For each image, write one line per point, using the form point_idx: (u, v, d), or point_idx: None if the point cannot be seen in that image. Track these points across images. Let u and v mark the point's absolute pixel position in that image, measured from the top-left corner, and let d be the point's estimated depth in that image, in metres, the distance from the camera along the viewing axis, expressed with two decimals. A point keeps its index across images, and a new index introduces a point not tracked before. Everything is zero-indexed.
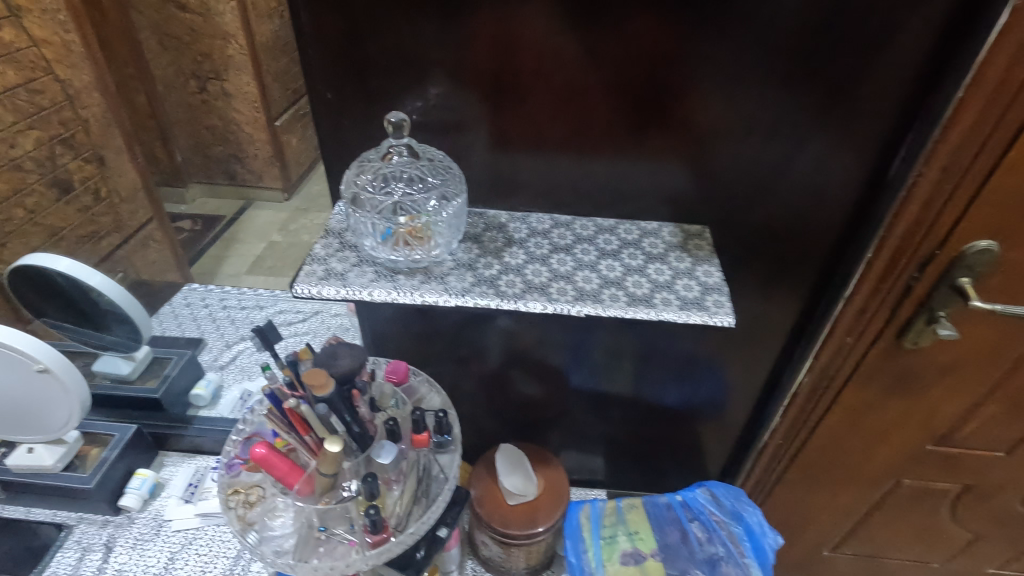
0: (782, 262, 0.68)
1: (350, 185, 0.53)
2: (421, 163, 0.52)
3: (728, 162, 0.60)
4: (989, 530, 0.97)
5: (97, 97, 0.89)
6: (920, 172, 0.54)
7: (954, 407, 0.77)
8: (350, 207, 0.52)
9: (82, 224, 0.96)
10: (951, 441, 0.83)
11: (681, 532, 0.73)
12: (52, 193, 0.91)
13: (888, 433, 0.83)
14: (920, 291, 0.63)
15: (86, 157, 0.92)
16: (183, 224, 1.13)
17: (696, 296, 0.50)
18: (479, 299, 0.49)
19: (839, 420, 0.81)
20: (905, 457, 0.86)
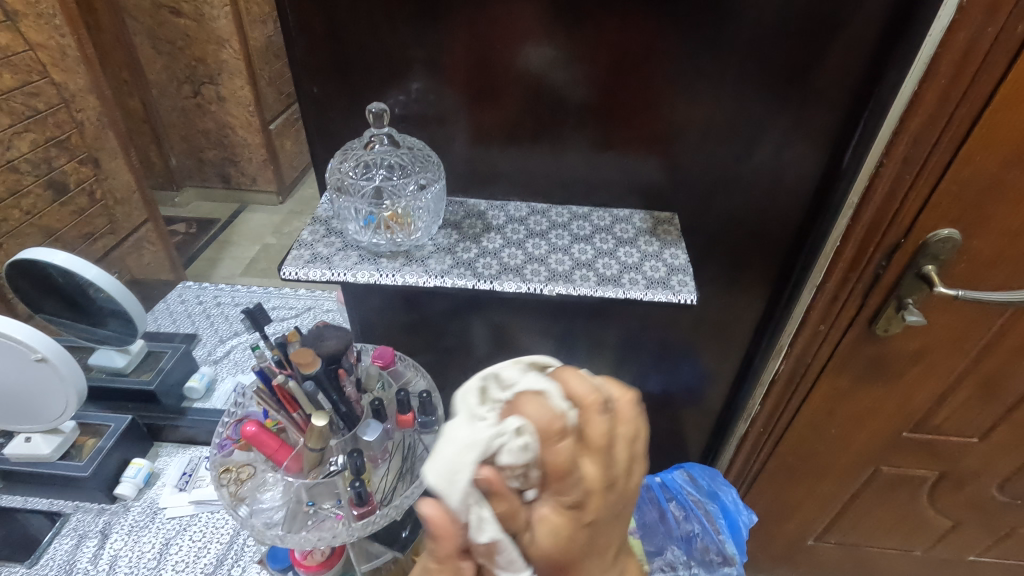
0: (750, 248, 0.71)
1: (334, 173, 0.55)
2: (401, 151, 0.55)
3: (695, 153, 0.64)
4: (967, 516, 0.99)
5: (92, 100, 0.95)
6: (881, 161, 0.58)
7: (926, 393, 0.80)
8: (335, 194, 0.55)
9: (77, 224, 0.99)
10: (925, 428, 0.85)
11: (658, 511, 0.76)
12: (48, 195, 0.93)
13: (864, 420, 0.85)
14: (888, 280, 0.66)
15: (81, 159, 0.96)
16: (177, 227, 1.21)
17: (662, 276, 0.53)
18: (457, 280, 0.52)
19: (815, 406, 0.84)
20: (881, 444, 0.89)
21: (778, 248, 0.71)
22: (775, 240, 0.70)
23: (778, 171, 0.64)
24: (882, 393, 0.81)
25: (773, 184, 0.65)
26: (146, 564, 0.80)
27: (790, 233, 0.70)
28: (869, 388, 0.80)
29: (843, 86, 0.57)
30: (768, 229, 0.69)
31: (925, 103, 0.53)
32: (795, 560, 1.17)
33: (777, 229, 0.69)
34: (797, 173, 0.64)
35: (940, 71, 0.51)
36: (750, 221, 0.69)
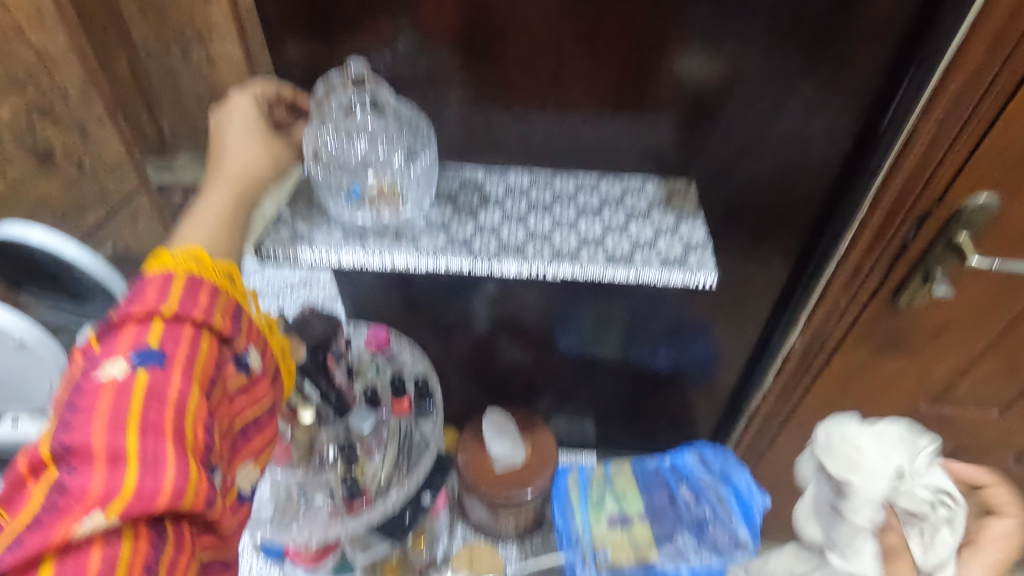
0: (770, 220, 0.66)
1: (313, 137, 0.55)
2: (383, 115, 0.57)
3: (715, 112, 0.57)
4: None
5: (74, 63, 0.96)
6: (919, 120, 0.53)
7: (946, 367, 0.75)
8: (311, 160, 0.54)
9: (67, 195, 1.05)
10: (947, 398, 0.80)
11: (669, 495, 0.73)
12: (32, 164, 0.98)
13: (879, 392, 0.81)
14: (915, 251, 0.62)
15: (67, 126, 1.00)
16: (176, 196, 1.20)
17: (678, 254, 0.48)
18: (452, 260, 0.48)
19: (832, 381, 0.80)
20: (897, 416, 0.83)
21: (802, 220, 0.65)
22: (799, 212, 0.64)
23: (807, 134, 0.58)
24: (901, 368, 0.76)
25: (800, 150, 0.59)
26: None
27: (817, 204, 0.64)
28: (889, 361, 0.75)
29: (888, 37, 0.50)
30: (791, 198, 0.63)
31: (971, 57, 0.49)
32: None
33: (802, 199, 0.63)
34: (827, 138, 0.58)
35: (992, 17, 0.47)
36: (772, 191, 0.63)
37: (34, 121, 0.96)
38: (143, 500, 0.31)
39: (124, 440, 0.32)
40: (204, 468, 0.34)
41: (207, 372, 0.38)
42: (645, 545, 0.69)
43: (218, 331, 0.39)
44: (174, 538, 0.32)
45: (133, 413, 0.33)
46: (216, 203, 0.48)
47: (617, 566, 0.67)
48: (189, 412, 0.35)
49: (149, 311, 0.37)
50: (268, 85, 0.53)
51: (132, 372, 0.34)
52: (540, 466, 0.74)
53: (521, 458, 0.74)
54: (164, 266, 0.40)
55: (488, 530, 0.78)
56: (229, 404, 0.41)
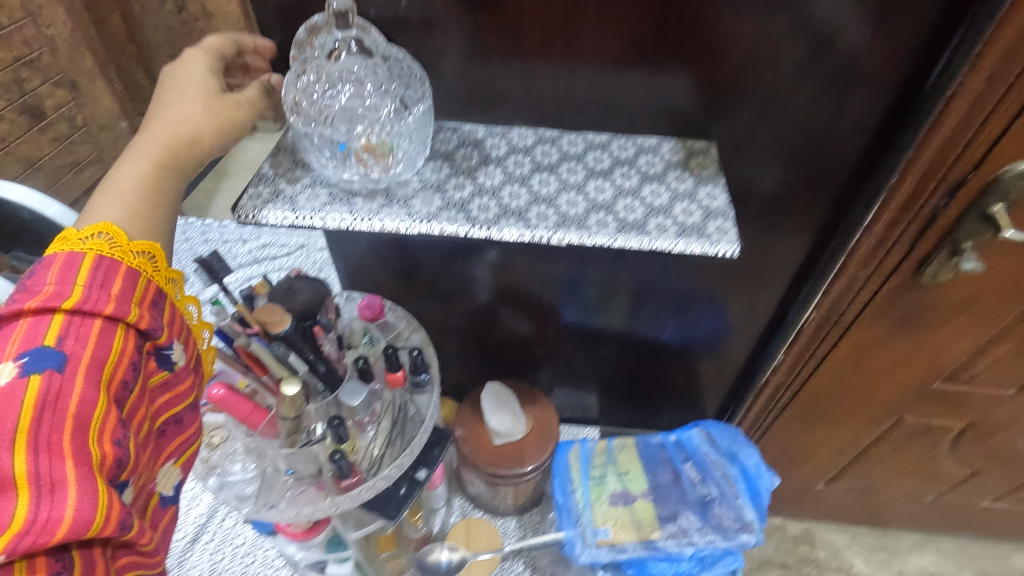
0: (793, 186, 0.61)
1: (290, 89, 0.44)
2: (373, 60, 0.46)
3: (736, 64, 0.52)
4: (988, 466, 0.93)
5: (61, 15, 1.03)
6: (962, 78, 0.46)
7: (964, 346, 0.69)
8: (291, 116, 0.45)
9: (60, 153, 1.11)
10: (958, 379, 0.75)
11: (673, 473, 0.70)
12: (23, 121, 1.04)
13: (894, 369, 0.75)
14: (946, 221, 0.54)
15: (57, 79, 1.07)
16: None
17: (696, 222, 0.44)
18: (447, 225, 0.43)
19: (843, 359, 0.74)
20: (907, 394, 0.79)
21: (828, 188, 0.61)
22: (825, 179, 0.60)
23: (840, 91, 0.53)
24: (919, 346, 0.70)
25: (831, 109, 0.54)
26: None
27: (846, 170, 0.59)
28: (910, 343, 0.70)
29: None
30: (817, 163, 0.59)
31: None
32: (803, 503, 1.13)
33: (831, 164, 0.58)
34: (861, 97, 0.53)
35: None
36: (796, 155, 0.58)
37: (21, 74, 1.02)
38: (36, 534, 0.28)
39: (12, 465, 0.29)
40: (112, 489, 0.33)
41: (114, 374, 0.35)
42: (648, 524, 0.66)
43: (135, 324, 0.37)
44: (84, 562, 0.31)
45: (21, 428, 0.30)
46: (134, 169, 0.42)
47: (617, 544, 0.64)
48: (93, 424, 0.33)
49: (48, 302, 0.34)
50: (216, 40, 0.47)
51: (21, 378, 0.31)
52: (540, 441, 0.71)
53: (521, 432, 0.71)
54: (68, 248, 0.37)
55: (487, 505, 0.77)
56: (147, 403, 0.39)
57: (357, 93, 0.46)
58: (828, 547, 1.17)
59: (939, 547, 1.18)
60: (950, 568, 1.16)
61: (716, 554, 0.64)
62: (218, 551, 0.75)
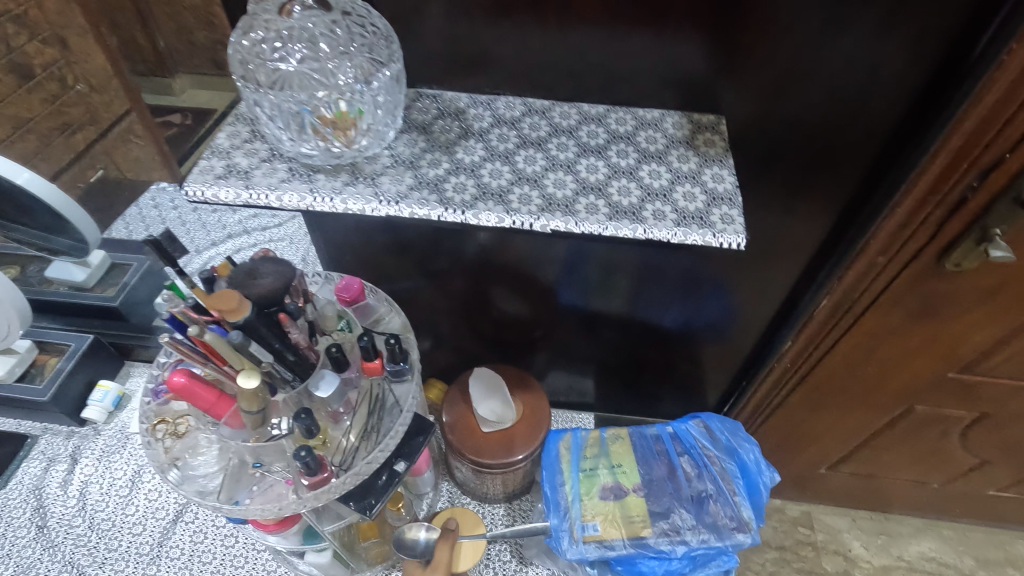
0: (809, 166, 0.56)
1: (236, 49, 0.41)
2: (331, 16, 0.41)
3: (753, 26, 0.47)
4: (998, 456, 0.89)
5: None
6: (1011, 47, 0.39)
7: (986, 336, 0.65)
8: (239, 81, 0.41)
9: (50, 115, 0.99)
10: (975, 370, 0.71)
11: (668, 467, 0.67)
12: (12, 80, 0.93)
13: (906, 360, 0.70)
14: (976, 205, 0.49)
15: (44, 38, 0.94)
16: (173, 118, 1.21)
17: (698, 209, 0.39)
18: (417, 208, 0.39)
19: (853, 346, 0.69)
20: (920, 385, 0.75)
21: (850, 168, 0.55)
22: (846, 158, 0.54)
23: (867, 61, 0.47)
24: (935, 334, 0.65)
25: (861, 79, 0.48)
26: (117, 491, 0.77)
27: (873, 148, 0.53)
28: (931, 332, 0.65)
29: None
30: (838, 142, 0.53)
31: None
32: (803, 487, 1.10)
33: (854, 142, 0.53)
34: (891, 69, 0.47)
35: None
36: (817, 130, 0.53)
37: (7, 31, 0.89)
38: None
39: None
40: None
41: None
42: (639, 520, 0.62)
43: None
44: None
45: None
46: None
47: (606, 541, 0.61)
48: None
49: None
50: None
51: None
52: (529, 429, 0.68)
53: (510, 420, 0.68)
54: None
55: (474, 492, 0.75)
56: None
57: (311, 56, 0.42)
58: (827, 531, 1.15)
59: (941, 533, 1.15)
60: (950, 555, 1.13)
61: (709, 554, 0.62)
62: (199, 532, 0.73)
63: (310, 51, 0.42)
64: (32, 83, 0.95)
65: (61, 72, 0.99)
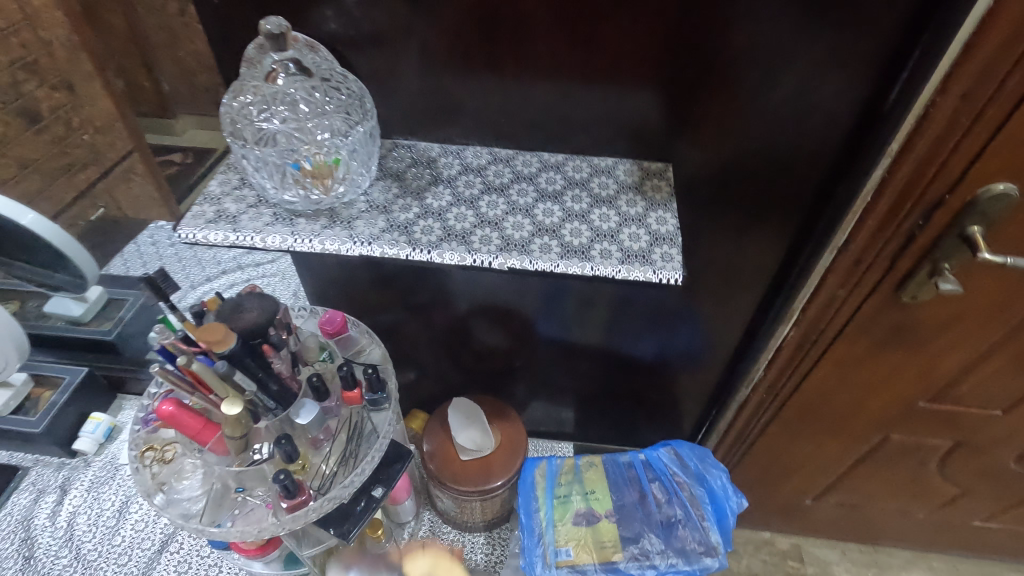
0: (757, 207, 0.60)
1: (227, 110, 0.45)
2: (311, 81, 0.46)
3: (697, 82, 0.52)
4: (977, 485, 0.91)
5: (59, 17, 0.96)
6: (932, 100, 0.45)
7: (949, 365, 0.68)
8: (229, 137, 0.46)
9: (56, 156, 1.05)
10: (944, 398, 0.74)
11: (639, 493, 0.69)
12: (19, 123, 0.98)
13: (875, 388, 0.74)
14: (924, 241, 0.53)
15: (54, 83, 1.01)
16: (174, 157, 1.27)
17: (641, 248, 0.43)
18: (388, 248, 0.44)
19: (823, 377, 0.73)
20: (892, 413, 0.78)
21: (793, 208, 0.60)
22: (789, 198, 0.59)
23: (798, 113, 0.52)
24: (900, 364, 0.69)
25: (795, 129, 0.53)
26: (104, 523, 0.78)
27: (813, 189, 0.58)
28: (893, 359, 0.68)
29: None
30: (782, 185, 0.58)
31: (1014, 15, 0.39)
32: (790, 518, 1.12)
33: (795, 185, 0.58)
34: (818, 120, 0.52)
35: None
36: (761, 175, 0.58)
37: (18, 77, 0.96)
38: None
39: None
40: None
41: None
42: (610, 545, 0.64)
43: None
44: None
45: None
46: None
47: (578, 565, 0.63)
48: None
49: None
50: None
51: None
52: (507, 457, 0.70)
53: (489, 448, 0.71)
54: None
55: (455, 521, 0.77)
56: None
57: (293, 115, 0.47)
58: (817, 563, 1.16)
59: (931, 564, 1.17)
60: None
61: None
62: (184, 562, 0.75)
63: (292, 110, 0.46)
64: (37, 125, 1.01)
65: (67, 115, 1.05)
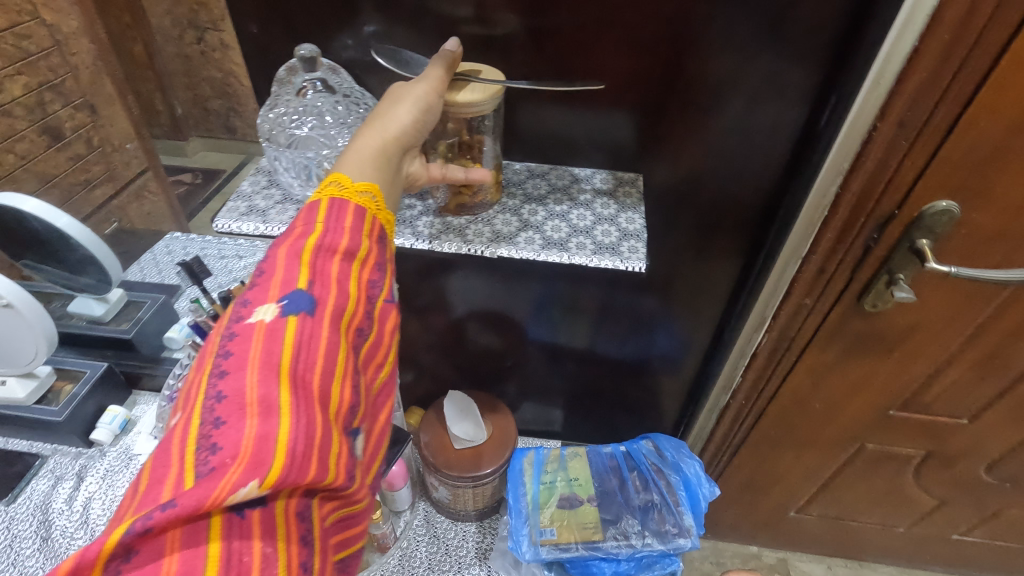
0: (719, 216, 0.68)
1: (263, 120, 0.54)
2: (335, 96, 0.54)
3: (662, 105, 0.59)
4: (953, 495, 0.96)
5: None
6: (875, 124, 0.52)
7: (917, 371, 0.74)
8: (265, 143, 0.54)
9: None
10: (914, 406, 0.80)
11: (620, 480, 0.76)
12: None
13: (848, 393, 0.79)
14: (879, 254, 0.60)
15: None
16: (182, 177, 1.02)
17: (612, 242, 0.56)
18: (396, 238, 0.55)
19: (800, 382, 0.79)
20: (867, 420, 0.83)
21: (751, 215, 0.68)
22: (748, 206, 0.67)
23: (751, 132, 0.60)
24: (871, 370, 0.75)
25: (745, 147, 0.62)
26: None
27: (764, 197, 0.66)
28: (857, 362, 0.74)
29: (821, 35, 0.53)
30: (740, 195, 0.66)
31: (930, 51, 0.46)
32: (776, 531, 1.16)
33: (751, 194, 0.66)
34: (767, 138, 0.60)
35: (945, 21, 0.45)
36: (722, 186, 0.65)
37: None
38: (298, 462, 0.33)
39: (275, 394, 0.34)
40: (342, 436, 0.37)
41: (291, 369, 0.36)
42: (591, 527, 0.71)
43: (345, 358, 0.40)
44: (320, 435, 0.35)
45: (284, 364, 0.35)
46: None
47: (561, 544, 0.70)
48: (283, 374, 0.35)
49: (270, 365, 0.35)
50: None
51: (283, 319, 0.37)
52: (496, 448, 0.76)
53: (482, 438, 0.76)
54: (264, 325, 0.37)
55: (447, 509, 0.82)
56: (341, 405, 0.38)
57: (318, 125, 0.55)
58: None
59: None
60: None
61: (654, 557, 0.71)
62: None
63: (317, 121, 0.54)
64: (61, 143, 0.82)
65: None
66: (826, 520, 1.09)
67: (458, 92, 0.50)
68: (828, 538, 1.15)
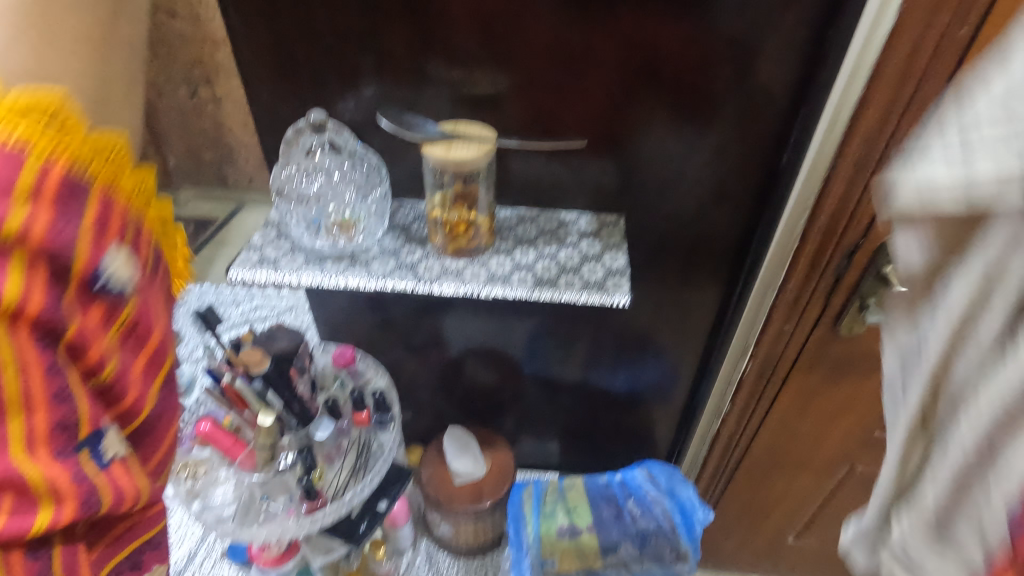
0: (697, 249, 0.73)
1: (276, 178, 0.64)
2: (341, 156, 0.63)
3: (639, 150, 0.65)
4: None
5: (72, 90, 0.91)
6: (835, 160, 0.57)
7: None
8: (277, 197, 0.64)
9: None
10: None
11: (617, 509, 0.78)
12: None
13: (832, 416, 0.82)
14: (849, 281, 0.65)
15: None
16: None
17: (599, 278, 0.61)
18: (398, 282, 0.60)
19: (786, 406, 0.82)
20: (855, 443, 0.86)
21: (727, 247, 0.73)
22: (723, 240, 0.72)
23: (721, 172, 0.66)
24: (854, 392, 0.78)
25: (715, 187, 0.67)
26: None
27: (736, 231, 0.71)
28: (838, 384, 0.78)
29: (778, 86, 0.59)
30: (715, 230, 0.71)
31: (879, 94, 0.52)
32: (776, 557, 1.16)
33: (725, 229, 0.71)
34: (735, 178, 0.66)
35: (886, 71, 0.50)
36: (698, 222, 0.70)
37: None
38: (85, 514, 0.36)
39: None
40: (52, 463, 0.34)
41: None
42: (591, 554, 0.75)
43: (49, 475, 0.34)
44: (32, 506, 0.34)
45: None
46: None
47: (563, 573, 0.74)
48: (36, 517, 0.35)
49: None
50: None
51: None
52: (497, 482, 0.77)
53: (482, 471, 0.77)
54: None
55: (449, 546, 0.83)
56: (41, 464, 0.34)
57: (325, 181, 0.65)
58: None
59: None
60: None
61: None
62: None
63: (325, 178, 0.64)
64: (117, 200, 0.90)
65: None
66: (822, 544, 1.10)
67: (452, 146, 0.56)
68: (827, 563, 1.15)
